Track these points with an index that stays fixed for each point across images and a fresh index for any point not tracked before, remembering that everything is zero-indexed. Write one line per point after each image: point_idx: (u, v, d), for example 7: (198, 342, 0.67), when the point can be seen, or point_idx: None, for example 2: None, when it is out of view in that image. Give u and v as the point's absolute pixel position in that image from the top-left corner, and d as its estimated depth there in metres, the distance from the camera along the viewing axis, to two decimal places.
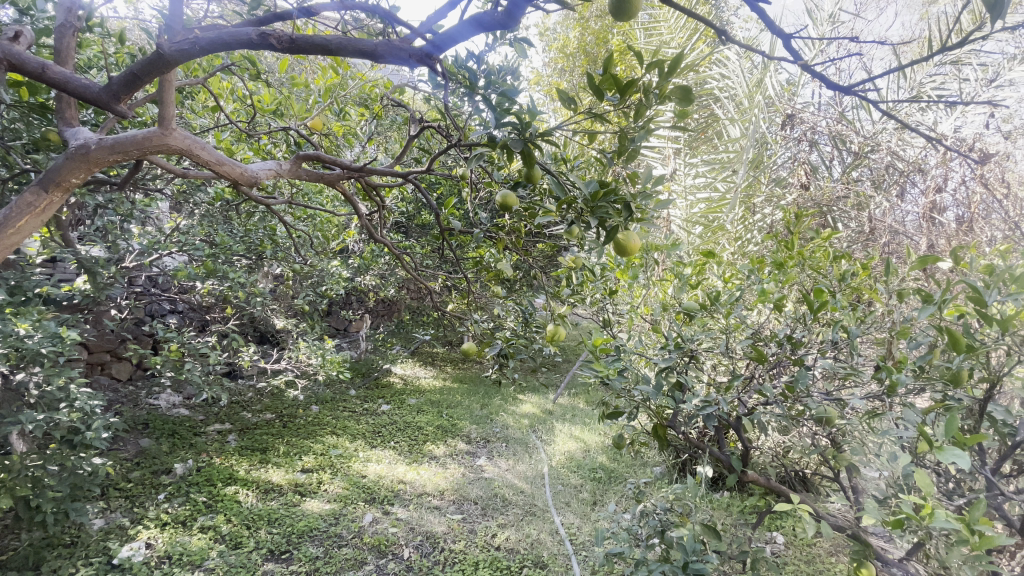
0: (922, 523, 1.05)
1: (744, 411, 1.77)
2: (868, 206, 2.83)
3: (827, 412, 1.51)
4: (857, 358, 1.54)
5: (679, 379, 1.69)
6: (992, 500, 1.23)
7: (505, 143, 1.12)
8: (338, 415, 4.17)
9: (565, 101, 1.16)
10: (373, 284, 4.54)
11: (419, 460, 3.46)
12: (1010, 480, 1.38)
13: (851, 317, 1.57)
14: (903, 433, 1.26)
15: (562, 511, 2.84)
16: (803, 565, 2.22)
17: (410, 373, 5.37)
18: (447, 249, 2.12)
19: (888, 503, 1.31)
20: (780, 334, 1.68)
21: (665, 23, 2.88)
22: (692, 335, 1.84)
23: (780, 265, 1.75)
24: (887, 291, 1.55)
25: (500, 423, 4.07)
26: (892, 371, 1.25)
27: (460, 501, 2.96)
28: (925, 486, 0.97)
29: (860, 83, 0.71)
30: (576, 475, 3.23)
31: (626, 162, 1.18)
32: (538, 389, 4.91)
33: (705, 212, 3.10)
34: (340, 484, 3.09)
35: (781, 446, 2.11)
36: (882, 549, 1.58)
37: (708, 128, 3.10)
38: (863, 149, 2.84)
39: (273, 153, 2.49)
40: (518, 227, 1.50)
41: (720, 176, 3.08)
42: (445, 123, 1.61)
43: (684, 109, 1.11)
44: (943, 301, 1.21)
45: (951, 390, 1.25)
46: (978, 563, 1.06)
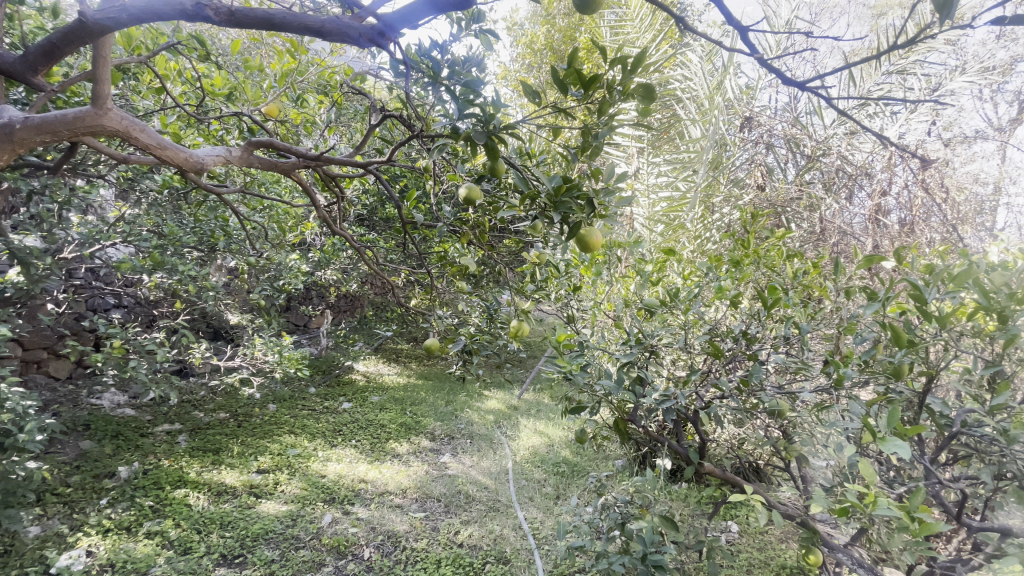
0: (866, 511, 1.10)
1: (702, 404, 1.81)
2: (820, 208, 2.97)
3: (779, 405, 1.56)
4: (807, 353, 1.59)
5: (640, 374, 1.71)
6: (929, 486, 1.31)
7: (468, 135, 1.09)
8: (296, 414, 4.04)
9: (529, 95, 1.15)
10: (333, 278, 4.42)
11: (381, 458, 3.40)
12: (946, 468, 1.47)
13: (802, 313, 1.63)
14: (848, 424, 1.32)
15: (525, 506, 2.85)
16: (755, 553, 2.31)
17: (373, 370, 5.27)
18: (409, 243, 2.08)
19: (835, 492, 1.37)
20: (735, 330, 1.72)
21: (631, 22, 2.90)
22: (653, 331, 1.87)
23: (736, 263, 1.79)
24: (836, 289, 1.61)
25: (464, 420, 4.04)
26: (840, 365, 1.30)
27: (423, 498, 2.92)
28: (870, 475, 1.02)
29: (811, 81, 0.73)
30: (540, 470, 3.25)
31: (590, 158, 1.18)
32: (503, 384, 4.91)
33: (666, 211, 3.13)
34: (298, 484, 3.00)
35: (736, 437, 2.18)
36: (830, 534, 1.66)
37: (670, 128, 3.11)
38: (815, 153, 2.97)
39: (225, 140, 2.36)
40: (482, 221, 1.47)
41: (680, 176, 3.12)
42: (408, 113, 1.56)
43: (647, 106, 1.11)
44: (886, 298, 1.27)
45: (893, 383, 1.30)
46: (917, 547, 1.11)
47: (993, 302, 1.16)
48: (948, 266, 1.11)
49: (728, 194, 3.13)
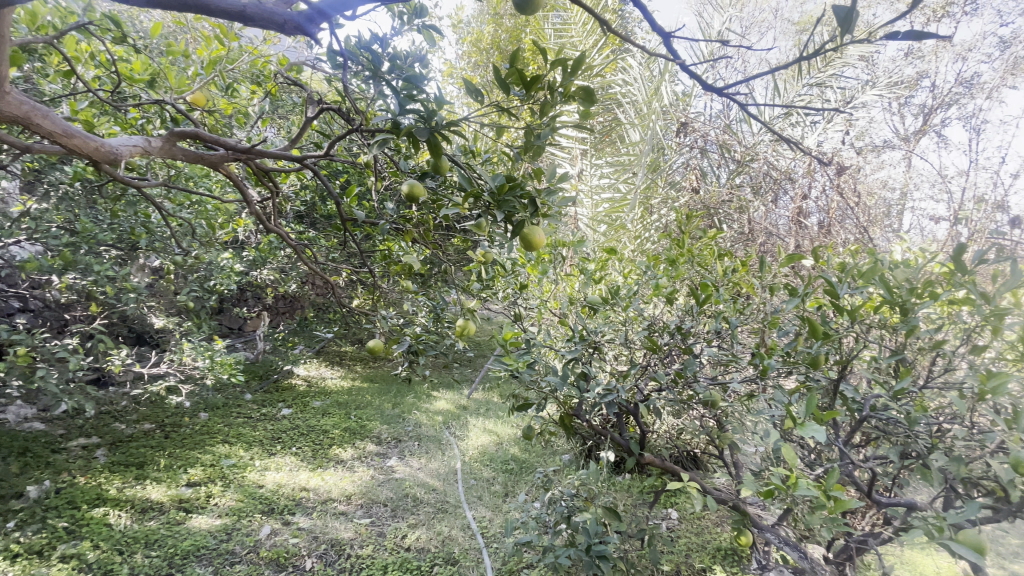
0: (789, 492, 1.19)
1: (641, 397, 1.87)
2: (748, 210, 3.15)
3: (711, 396, 1.64)
4: (737, 346, 1.68)
5: (584, 369, 1.75)
6: (844, 467, 1.42)
7: (410, 131, 1.07)
8: (231, 422, 3.82)
9: (471, 92, 1.14)
10: (270, 278, 4.22)
11: (324, 465, 3.28)
12: (859, 450, 1.59)
13: (732, 309, 1.72)
14: (773, 412, 1.41)
15: (474, 505, 2.85)
16: (692, 537, 2.42)
17: (314, 374, 5.07)
18: (350, 241, 2.02)
19: (763, 476, 1.46)
20: (672, 325, 1.80)
21: (574, 26, 2.97)
22: (597, 328, 1.91)
23: (672, 262, 1.87)
24: (762, 286, 1.72)
25: (412, 422, 3.98)
26: (764, 356, 1.39)
27: (369, 504, 2.85)
28: (791, 458, 1.10)
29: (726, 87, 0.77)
30: (488, 468, 3.25)
31: (533, 158, 1.19)
32: (452, 384, 4.87)
33: (608, 211, 3.32)
34: (233, 497, 2.84)
35: (675, 428, 2.28)
36: (759, 516, 1.76)
37: (612, 131, 3.11)
38: (745, 158, 3.15)
39: (146, 130, 2.20)
40: (426, 219, 1.45)
41: (621, 177, 3.26)
42: (347, 106, 1.52)
43: (588, 109, 1.13)
44: (805, 294, 1.37)
45: (812, 372, 1.40)
46: (834, 523, 1.21)
47: (896, 296, 1.27)
48: (857, 264, 1.22)
49: (665, 197, 3.26)
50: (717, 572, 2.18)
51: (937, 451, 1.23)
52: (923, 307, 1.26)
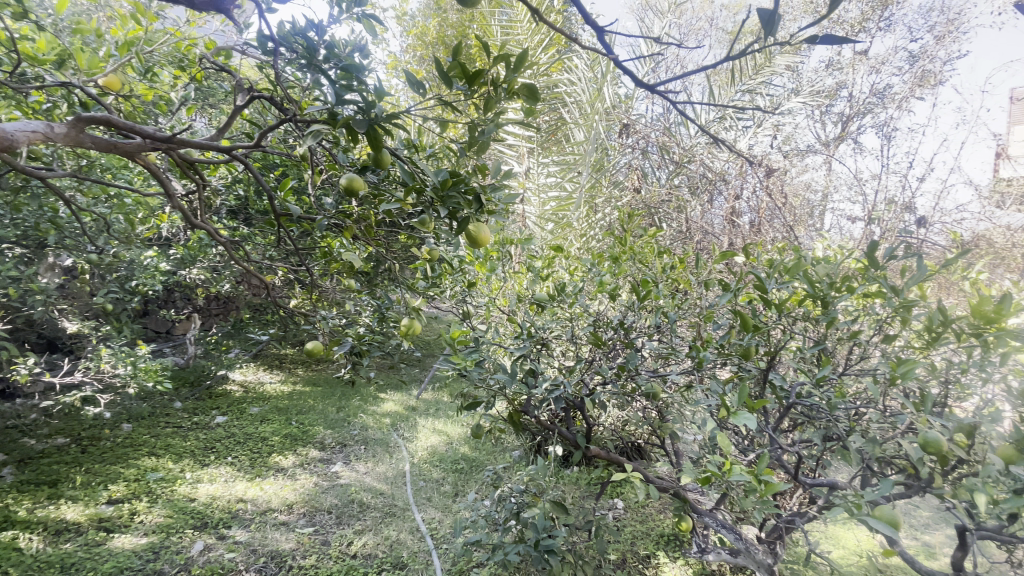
0: (724, 478, 1.24)
1: (587, 391, 1.89)
2: (687, 209, 3.28)
3: (653, 388, 1.69)
4: (676, 339, 1.74)
5: (532, 366, 1.76)
6: (774, 451, 1.50)
7: (348, 122, 1.02)
8: (158, 433, 3.56)
9: (412, 85, 1.11)
10: (201, 278, 3.96)
11: (263, 474, 3.12)
12: (788, 434, 1.69)
13: (670, 304, 1.79)
14: (710, 402, 1.46)
15: (423, 507, 2.80)
16: (637, 525, 2.50)
17: (252, 379, 4.82)
18: (285, 238, 1.92)
19: (701, 463, 1.52)
20: (615, 320, 1.84)
21: (519, 25, 3.00)
22: (544, 324, 1.93)
23: (615, 259, 1.91)
24: (698, 281, 1.79)
25: (358, 425, 3.86)
26: (700, 348, 1.44)
27: (312, 512, 2.74)
28: (726, 445, 1.15)
29: (660, 83, 0.76)
30: (438, 469, 3.21)
31: (477, 154, 1.16)
32: (399, 385, 4.76)
33: (555, 209, 3.28)
34: (161, 512, 2.64)
35: (620, 421, 2.34)
36: (698, 501, 1.83)
37: (557, 130, 3.33)
38: (683, 159, 3.25)
39: (52, 115, 2.00)
40: (367, 215, 1.39)
41: (567, 176, 3.30)
42: (281, 95, 1.44)
43: (532, 106, 1.12)
44: (737, 289, 1.43)
45: (744, 363, 1.47)
46: (765, 505, 1.27)
47: (818, 290, 1.36)
48: (784, 260, 1.29)
49: (609, 196, 3.33)
50: (660, 558, 2.26)
51: (855, 433, 1.32)
52: (841, 300, 1.35)
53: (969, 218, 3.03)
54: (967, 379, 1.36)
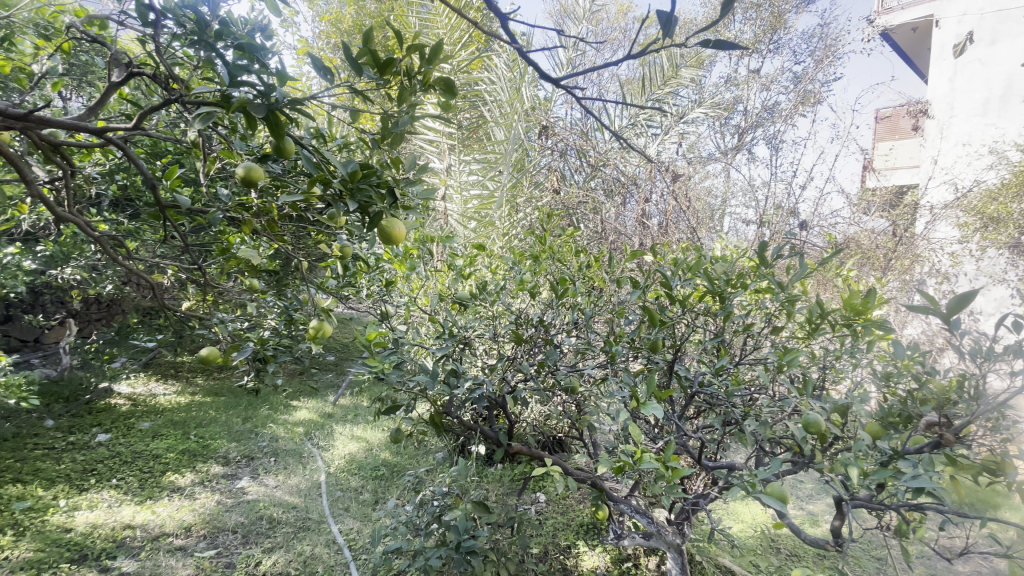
0: (636, 466, 1.29)
1: (508, 389, 1.89)
2: (602, 211, 3.41)
3: (571, 382, 1.73)
4: (592, 335, 1.80)
5: (453, 365, 1.72)
6: (681, 438, 1.59)
7: (243, 105, 0.93)
8: (23, 457, 3.08)
9: (319, 70, 1.03)
10: (77, 278, 3.50)
11: (155, 496, 2.80)
12: (694, 421, 1.80)
13: (586, 301, 1.84)
14: (623, 394, 1.52)
15: (339, 518, 2.67)
16: (558, 518, 2.56)
17: (142, 391, 4.34)
18: (174, 233, 1.73)
19: (616, 453, 1.58)
20: (534, 317, 1.85)
21: (439, 20, 2.96)
22: (466, 323, 1.90)
23: (534, 257, 1.93)
24: (611, 279, 1.86)
25: (267, 436, 3.60)
26: (614, 343, 1.50)
27: (214, 533, 2.51)
28: (638, 435, 1.20)
29: (560, 76, 0.77)
30: (356, 477, 3.07)
31: (391, 147, 1.10)
32: (313, 391, 4.50)
33: (477, 208, 3.33)
34: (27, 547, 2.29)
35: (541, 417, 2.38)
36: (615, 490, 1.90)
37: (478, 129, 3.32)
38: (598, 163, 3.28)
39: None
40: (268, 207, 1.28)
41: (488, 175, 3.36)
42: (168, 73, 1.29)
43: (448, 100, 1.09)
44: (646, 285, 1.51)
45: (654, 355, 1.55)
46: (674, 490, 1.34)
47: (717, 287, 1.46)
48: (687, 259, 1.37)
49: (530, 196, 3.39)
50: (580, 547, 2.33)
51: (750, 417, 1.43)
52: (736, 295, 1.46)
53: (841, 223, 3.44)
54: (841, 364, 1.53)
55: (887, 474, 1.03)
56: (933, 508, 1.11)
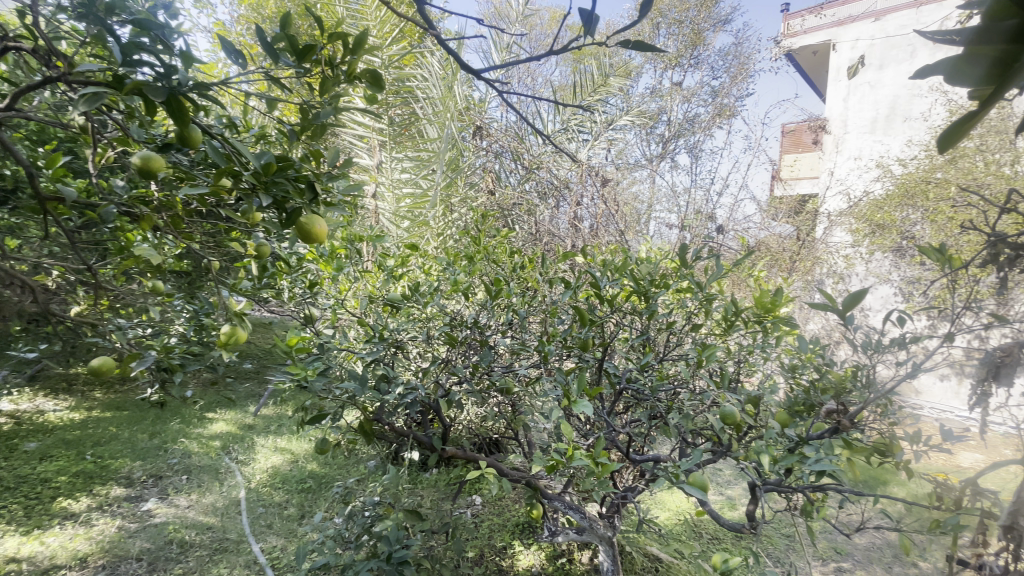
0: (568, 465, 1.30)
1: (442, 392, 1.85)
2: (536, 213, 3.44)
3: (505, 383, 1.72)
4: (526, 335, 1.80)
5: (384, 370, 1.66)
6: (610, 434, 1.63)
7: (140, 89, 0.84)
8: None
9: (231, 54, 0.95)
10: None
11: (41, 526, 2.48)
12: (623, 416, 1.86)
13: (520, 301, 1.85)
14: (555, 393, 1.54)
15: (262, 536, 2.50)
16: (494, 519, 2.55)
17: (25, 409, 3.83)
18: (58, 229, 1.53)
19: (550, 451, 1.59)
20: (468, 319, 1.83)
21: (369, 13, 2.86)
22: (398, 326, 1.84)
23: (469, 257, 1.92)
24: (544, 280, 1.88)
25: (179, 452, 3.30)
26: (546, 343, 1.51)
27: (115, 563, 2.27)
28: (569, 432, 1.21)
29: (484, 71, 0.77)
30: (280, 491, 2.90)
31: (311, 140, 1.04)
32: (231, 401, 4.18)
33: (410, 207, 3.27)
34: None
35: (476, 418, 2.36)
36: (550, 488, 1.92)
37: (409, 126, 3.29)
38: (531, 166, 3.35)
39: None
40: (172, 201, 1.17)
41: (421, 173, 3.36)
42: (48, 47, 1.13)
43: (375, 93, 1.05)
44: (577, 286, 1.54)
45: (585, 355, 1.57)
46: (603, 486, 1.38)
47: (644, 287, 1.51)
48: (615, 260, 1.41)
49: (464, 196, 3.42)
50: (515, 547, 2.33)
51: (673, 410, 1.50)
52: (661, 295, 1.52)
53: (753, 228, 3.72)
54: (754, 357, 1.64)
55: (794, 459, 1.12)
56: (834, 488, 1.21)
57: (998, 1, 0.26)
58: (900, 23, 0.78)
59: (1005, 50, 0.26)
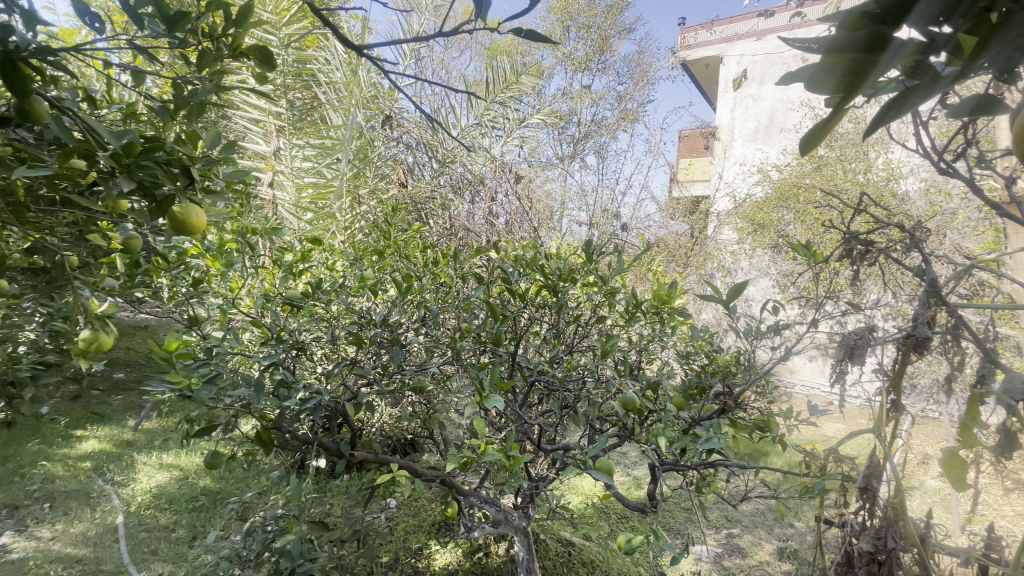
0: (480, 461, 1.29)
1: (349, 395, 1.76)
2: (450, 208, 3.29)
3: (417, 382, 1.67)
4: (438, 331, 1.76)
5: (283, 374, 1.53)
6: (523, 428, 1.64)
7: None
8: None
9: (86, 19, 0.83)
10: None
11: None
12: (536, 409, 1.89)
13: (433, 297, 1.80)
14: (468, 389, 1.52)
15: (145, 564, 2.23)
16: (409, 521, 2.50)
17: None
18: None
19: (464, 448, 1.57)
20: (377, 317, 1.74)
21: None
22: (298, 326, 1.71)
23: (377, 252, 1.82)
24: (456, 275, 1.85)
25: (37, 477, 2.84)
26: (458, 339, 1.48)
27: None
28: (481, 427, 1.20)
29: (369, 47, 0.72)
30: (167, 513, 2.61)
31: (188, 120, 0.93)
32: (103, 417, 3.65)
33: (313, 198, 3.13)
34: None
35: (389, 419, 2.27)
36: (465, 485, 1.90)
37: (310, 111, 3.15)
38: (446, 159, 3.20)
39: None
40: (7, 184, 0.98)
41: (324, 161, 3.21)
42: None
43: (264, 72, 0.95)
44: (489, 280, 1.52)
45: (497, 349, 1.57)
46: (515, 479, 1.38)
47: (553, 282, 1.53)
48: (525, 255, 1.42)
49: (374, 187, 3.27)
50: (431, 547, 2.29)
51: (582, 400, 1.55)
52: (570, 288, 1.55)
53: (654, 226, 3.97)
54: (653, 346, 1.74)
55: (688, 440, 1.20)
56: (722, 464, 1.32)
57: (846, 15, 0.29)
58: (778, 44, 0.81)
59: (851, 61, 0.30)
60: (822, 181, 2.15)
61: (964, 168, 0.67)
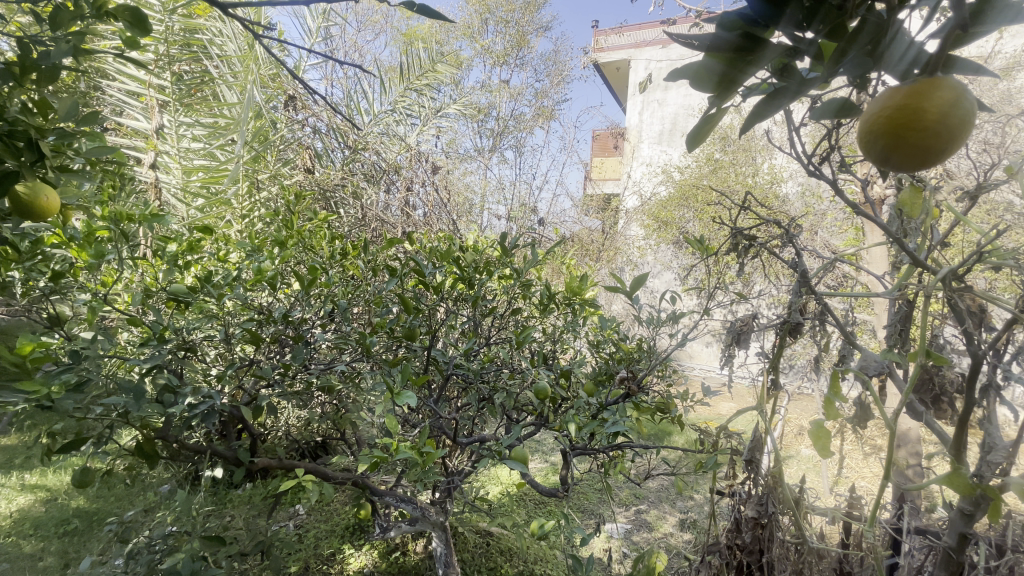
0: (391, 459, 1.25)
1: (247, 398, 1.62)
2: (362, 197, 3.08)
3: (326, 380, 1.58)
4: (347, 326, 1.67)
5: (168, 377, 1.38)
6: (438, 422, 1.62)
7: None
8: None
9: None
10: None
11: None
12: (452, 403, 1.87)
13: (342, 291, 1.72)
14: (380, 385, 1.46)
15: None
16: (320, 526, 2.38)
17: None
18: None
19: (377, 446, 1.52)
20: (279, 312, 1.62)
21: None
22: (187, 325, 1.55)
23: (277, 243, 1.69)
24: (366, 267, 1.77)
25: None
26: (369, 334, 1.42)
27: None
28: (392, 424, 1.16)
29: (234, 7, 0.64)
30: (28, 541, 2.25)
31: (38, 86, 0.80)
32: None
33: (203, 181, 2.87)
34: None
35: (296, 421, 2.14)
36: (378, 484, 1.84)
37: (201, 86, 2.85)
38: (356, 146, 3.07)
39: None
40: None
41: (216, 142, 2.93)
42: None
43: (136, 36, 0.84)
44: (402, 273, 1.47)
45: (411, 344, 1.53)
46: (429, 475, 1.36)
47: (467, 274, 1.51)
48: (437, 248, 1.39)
49: (275, 172, 3.06)
50: (345, 551, 2.20)
51: (497, 391, 1.56)
52: (484, 281, 1.54)
53: (569, 221, 4.09)
54: (566, 336, 1.78)
55: (596, 425, 1.25)
56: (627, 446, 1.39)
57: (723, 16, 0.32)
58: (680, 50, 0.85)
59: (726, 60, 0.33)
60: (717, 181, 2.33)
61: (832, 169, 0.73)
